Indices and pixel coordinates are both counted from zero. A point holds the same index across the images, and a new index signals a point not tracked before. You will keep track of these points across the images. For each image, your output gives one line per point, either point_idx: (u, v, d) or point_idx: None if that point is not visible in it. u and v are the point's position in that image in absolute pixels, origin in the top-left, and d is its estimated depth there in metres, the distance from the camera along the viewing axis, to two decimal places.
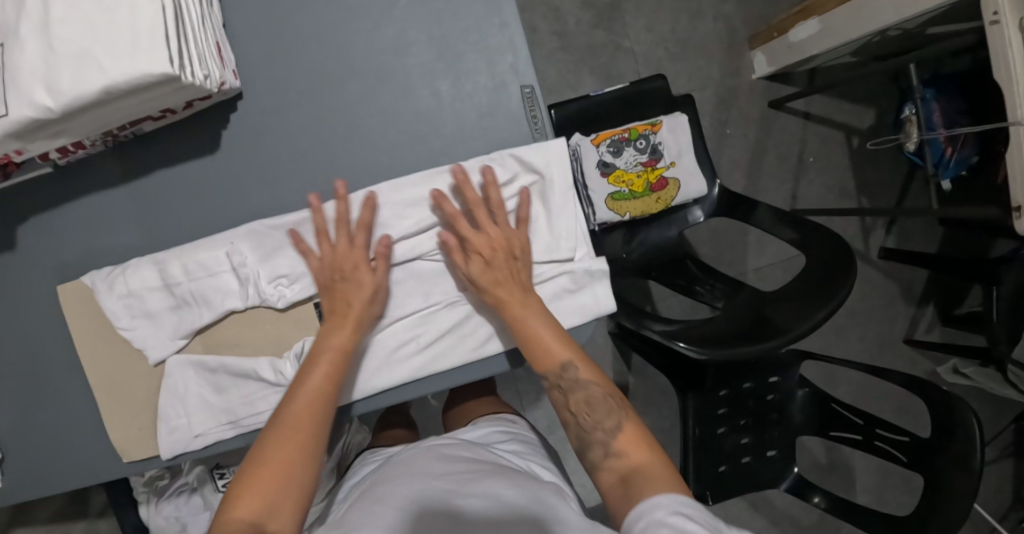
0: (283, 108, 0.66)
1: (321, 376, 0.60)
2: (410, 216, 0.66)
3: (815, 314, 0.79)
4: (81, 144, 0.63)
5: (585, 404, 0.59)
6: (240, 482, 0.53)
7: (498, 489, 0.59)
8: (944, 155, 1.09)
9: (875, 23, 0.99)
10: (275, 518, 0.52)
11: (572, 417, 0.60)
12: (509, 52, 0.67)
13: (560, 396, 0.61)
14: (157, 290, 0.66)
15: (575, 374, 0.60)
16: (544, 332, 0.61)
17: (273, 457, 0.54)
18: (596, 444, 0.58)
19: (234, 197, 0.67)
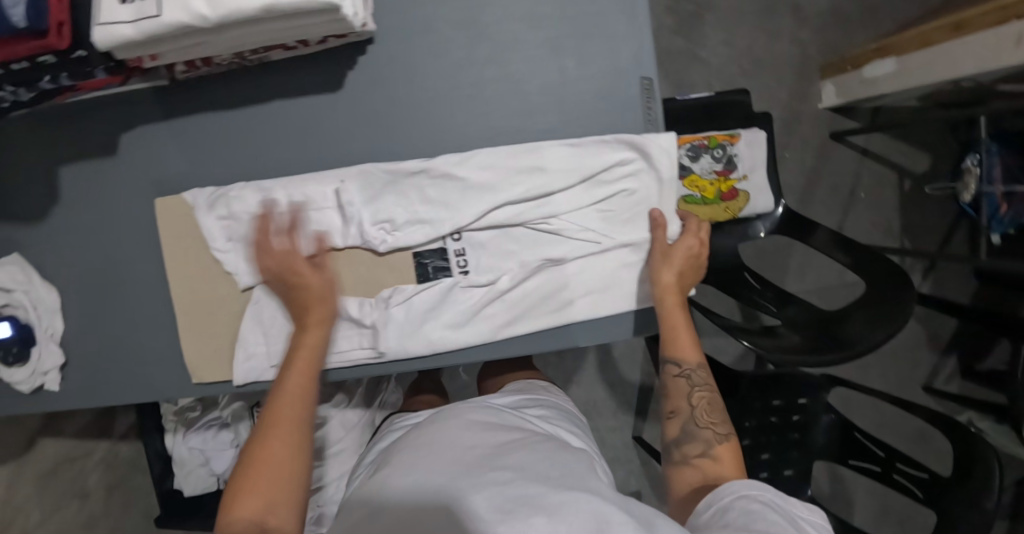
0: (410, 59, 0.67)
1: (296, 377, 0.60)
2: (518, 182, 0.68)
3: (874, 336, 0.79)
4: (211, 61, 0.64)
5: (708, 402, 0.65)
6: (235, 486, 0.53)
7: (529, 459, 0.61)
8: (999, 210, 1.09)
9: (954, 71, 1.01)
10: (275, 514, 0.52)
11: (689, 406, 0.65)
12: (635, 40, 0.69)
13: (683, 386, 0.66)
14: (258, 218, 0.68)
15: (703, 375, 0.66)
16: (685, 331, 0.67)
17: (258, 466, 0.53)
18: (702, 438, 0.62)
19: (346, 137, 0.69)
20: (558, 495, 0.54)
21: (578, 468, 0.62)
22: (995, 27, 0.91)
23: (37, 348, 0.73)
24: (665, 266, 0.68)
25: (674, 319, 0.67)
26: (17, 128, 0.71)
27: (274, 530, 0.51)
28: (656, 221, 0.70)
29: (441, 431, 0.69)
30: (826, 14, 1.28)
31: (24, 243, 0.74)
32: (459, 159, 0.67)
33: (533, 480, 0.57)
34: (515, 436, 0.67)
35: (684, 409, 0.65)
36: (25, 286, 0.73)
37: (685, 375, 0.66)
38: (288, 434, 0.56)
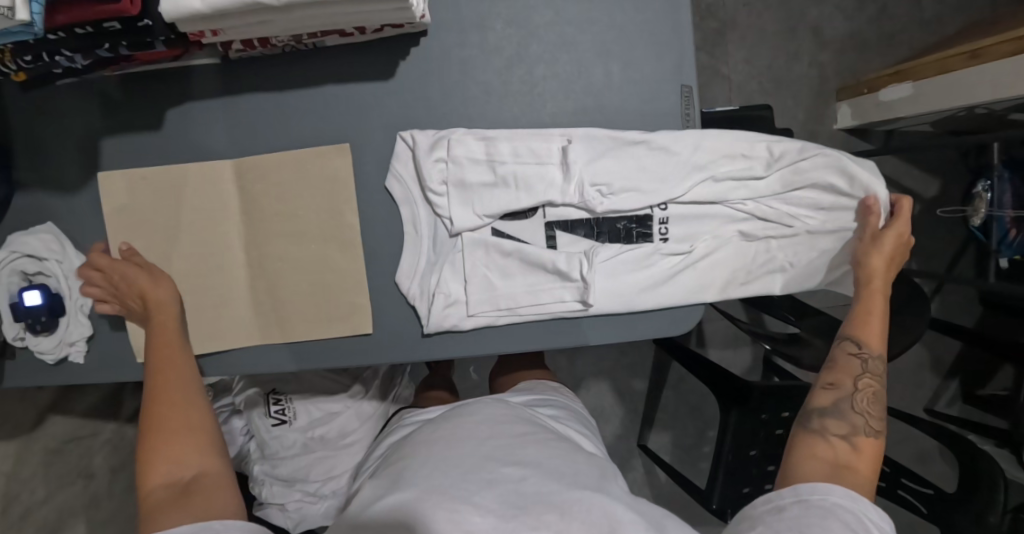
0: (462, 55, 0.70)
1: (166, 353, 0.64)
2: (722, 164, 0.73)
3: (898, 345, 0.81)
4: (268, 42, 0.65)
5: (875, 392, 0.63)
6: (144, 457, 0.57)
7: (545, 455, 0.62)
8: (1008, 235, 1.12)
9: (968, 98, 1.04)
10: (186, 469, 0.57)
11: (853, 386, 0.64)
12: (678, 48, 0.71)
13: (858, 366, 0.65)
14: (479, 164, 0.70)
15: (878, 364, 0.65)
16: (880, 314, 0.68)
17: (158, 438, 0.58)
18: (853, 421, 0.61)
19: (396, 126, 0.71)
20: (574, 494, 0.55)
21: (592, 469, 0.63)
22: (1012, 58, 0.94)
23: (66, 319, 0.73)
24: (873, 251, 0.71)
25: (870, 300, 0.69)
26: (65, 99, 0.72)
27: (193, 480, 0.56)
28: (870, 207, 0.72)
29: (454, 422, 0.67)
30: (845, 38, 1.31)
31: (58, 213, 0.74)
32: (677, 135, 0.71)
33: (549, 477, 0.58)
34: (530, 430, 0.67)
35: (847, 385, 0.64)
36: (58, 256, 0.73)
37: (862, 357, 0.65)
38: (174, 403, 0.61)
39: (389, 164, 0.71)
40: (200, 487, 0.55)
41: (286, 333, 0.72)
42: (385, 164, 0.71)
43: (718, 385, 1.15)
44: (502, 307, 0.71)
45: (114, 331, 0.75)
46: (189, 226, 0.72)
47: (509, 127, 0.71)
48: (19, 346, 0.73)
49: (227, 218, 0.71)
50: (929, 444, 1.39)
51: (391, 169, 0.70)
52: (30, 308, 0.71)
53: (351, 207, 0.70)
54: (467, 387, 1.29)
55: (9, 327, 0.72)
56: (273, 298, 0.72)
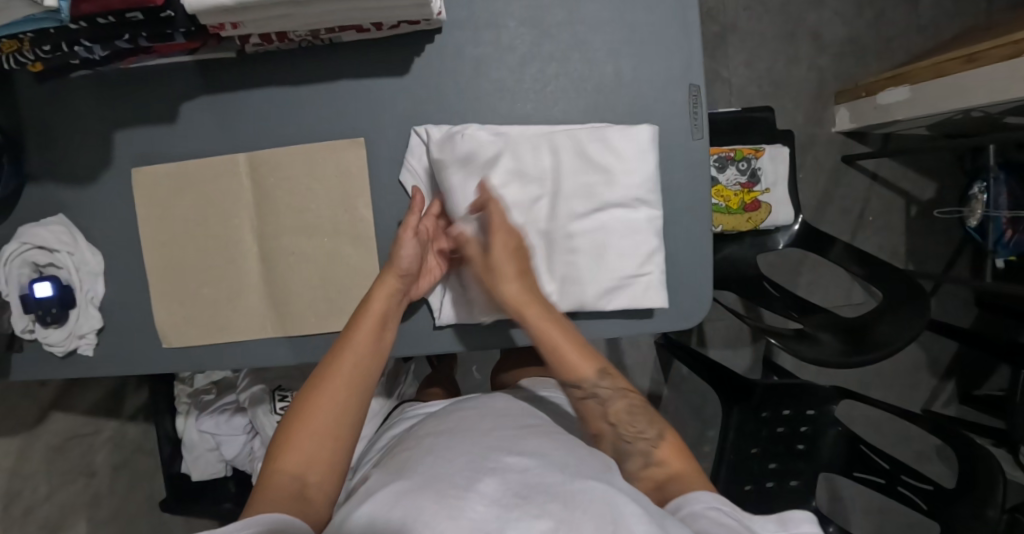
0: (475, 52, 0.71)
1: (352, 361, 0.61)
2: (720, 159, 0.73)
3: (906, 333, 0.83)
4: (284, 36, 0.66)
5: (626, 412, 0.62)
6: (280, 439, 0.56)
7: (547, 446, 0.61)
8: (1004, 235, 1.14)
9: (965, 101, 1.06)
10: (313, 473, 0.54)
11: (609, 426, 0.62)
12: (687, 48, 0.73)
13: (595, 406, 0.63)
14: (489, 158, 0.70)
15: (609, 383, 0.63)
16: (568, 342, 0.63)
17: (308, 412, 0.57)
18: (637, 453, 0.60)
19: (409, 121, 0.71)
20: (576, 483, 0.54)
21: (598, 462, 0.62)
22: (1009, 61, 0.96)
23: (76, 311, 0.73)
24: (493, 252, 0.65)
25: (549, 338, 0.63)
26: (79, 92, 0.72)
27: (310, 488, 0.54)
28: (481, 188, 0.67)
29: (459, 418, 0.68)
30: (843, 43, 1.34)
31: (70, 205, 0.74)
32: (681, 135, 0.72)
33: (550, 468, 0.57)
34: (534, 424, 0.67)
35: (606, 430, 0.62)
36: (69, 248, 0.73)
37: (591, 396, 0.63)
38: (333, 402, 0.58)
39: (404, 158, 0.71)
40: (316, 499, 0.53)
41: (296, 326, 0.72)
42: (398, 160, 0.71)
43: (719, 383, 1.18)
44: None
45: (123, 323, 0.75)
46: (163, 234, 0.72)
47: (514, 124, 0.72)
48: (27, 338, 0.73)
49: (239, 212, 0.72)
50: (927, 443, 1.40)
51: (406, 164, 0.71)
52: (42, 299, 0.71)
53: (363, 202, 0.71)
54: (468, 386, 1.29)
55: (19, 318, 0.72)
56: (283, 291, 0.72)
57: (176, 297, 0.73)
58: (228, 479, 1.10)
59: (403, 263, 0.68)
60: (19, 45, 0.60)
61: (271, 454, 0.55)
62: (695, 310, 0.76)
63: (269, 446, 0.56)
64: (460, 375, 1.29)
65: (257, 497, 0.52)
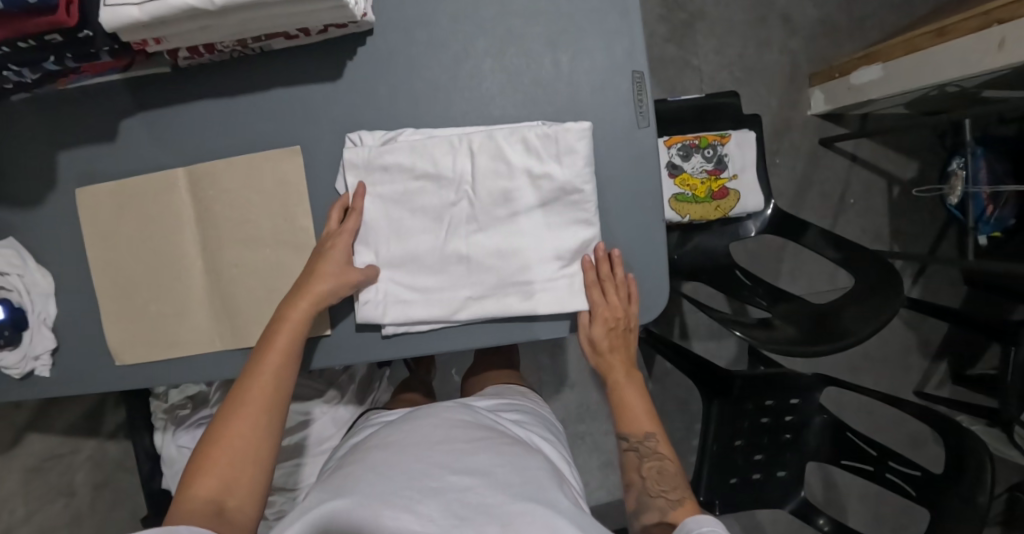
0: (411, 52, 0.70)
1: (267, 385, 0.61)
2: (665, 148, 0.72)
3: (877, 318, 0.81)
4: (213, 48, 0.66)
5: (658, 472, 0.69)
6: (198, 464, 0.57)
7: (494, 462, 0.61)
8: (985, 211, 1.13)
9: (939, 77, 1.04)
10: (233, 496, 0.56)
11: (639, 479, 0.70)
12: (627, 35, 0.71)
13: (634, 458, 0.71)
14: (425, 157, 0.68)
15: (653, 445, 0.71)
16: (636, 405, 0.74)
17: (225, 439, 0.58)
18: (656, 508, 0.67)
19: (347, 126, 0.71)
20: (517, 507, 0.55)
21: (540, 476, 0.62)
22: (979, 32, 0.94)
23: (29, 332, 0.73)
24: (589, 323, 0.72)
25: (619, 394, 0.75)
26: (19, 114, 0.73)
27: (230, 512, 0.56)
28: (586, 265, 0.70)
29: (417, 426, 0.67)
30: (816, 23, 1.31)
31: (19, 228, 0.74)
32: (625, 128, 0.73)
33: (493, 488, 0.57)
34: (480, 434, 0.66)
35: (636, 481, 0.70)
36: (19, 270, 0.73)
37: (634, 448, 0.72)
38: (251, 426, 0.59)
39: (339, 165, 0.71)
40: (235, 522, 0.55)
41: (242, 338, 0.72)
42: (337, 165, 0.71)
43: (701, 376, 1.16)
44: (456, 304, 0.70)
45: (75, 344, 0.75)
46: (106, 252, 0.72)
47: (452, 123, 0.71)
48: None
49: (182, 226, 0.72)
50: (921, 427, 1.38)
51: (341, 169, 0.70)
52: None
53: (304, 210, 0.70)
54: (448, 389, 1.29)
55: None
56: (229, 304, 0.72)
57: (125, 315, 0.73)
58: None
59: (319, 272, 0.66)
60: None
61: (186, 479, 0.57)
62: (652, 304, 0.75)
63: (186, 469, 0.57)
64: (439, 379, 1.29)
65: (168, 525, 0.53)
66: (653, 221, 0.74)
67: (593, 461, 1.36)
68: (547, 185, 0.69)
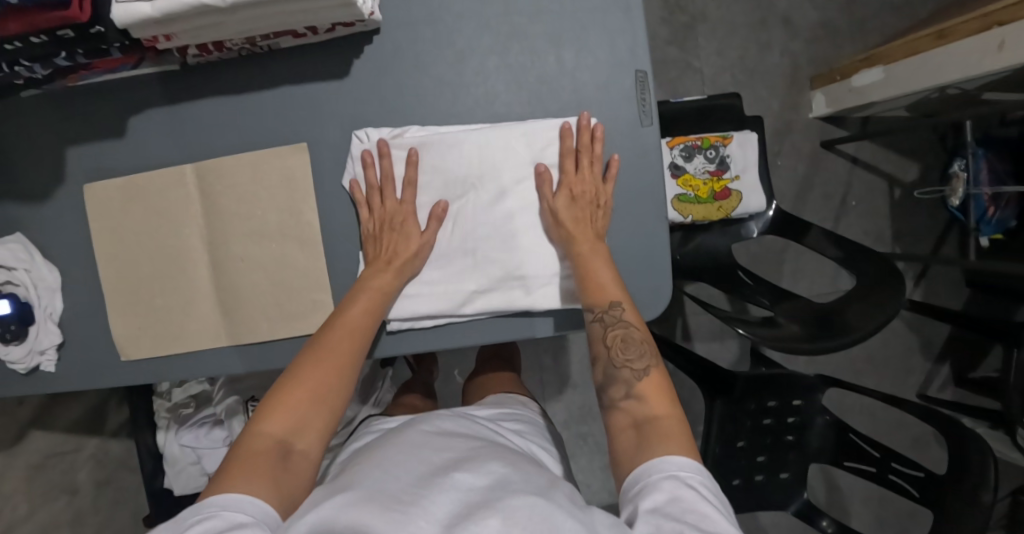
0: (416, 49, 0.71)
1: (347, 337, 0.64)
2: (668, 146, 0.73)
3: (882, 314, 0.81)
4: (222, 45, 0.66)
5: (623, 339, 0.64)
6: (274, 399, 0.59)
7: (493, 465, 0.56)
8: (986, 213, 1.13)
9: (940, 79, 1.04)
10: (302, 437, 0.58)
11: (605, 350, 0.64)
12: (630, 33, 0.72)
13: (599, 329, 0.65)
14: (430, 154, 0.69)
15: (620, 313, 0.65)
16: (606, 273, 0.67)
17: (304, 379, 0.60)
18: (621, 381, 0.62)
19: (353, 123, 0.72)
20: (517, 500, 0.50)
21: (542, 480, 0.58)
22: (979, 34, 0.95)
23: (36, 327, 0.74)
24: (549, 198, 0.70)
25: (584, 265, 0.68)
26: (28, 110, 0.73)
27: (296, 451, 0.57)
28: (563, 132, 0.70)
29: (411, 431, 0.64)
30: (817, 26, 1.31)
31: (27, 223, 0.75)
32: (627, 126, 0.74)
33: (495, 487, 0.52)
34: (476, 445, 0.63)
35: (602, 353, 0.64)
36: (27, 265, 0.73)
37: (599, 319, 0.65)
38: (330, 370, 0.62)
39: (346, 162, 0.71)
40: (300, 462, 0.57)
41: (247, 333, 0.72)
42: (342, 162, 0.71)
43: (702, 377, 1.16)
44: (462, 299, 0.71)
45: (81, 340, 0.76)
46: (113, 247, 0.73)
47: (457, 120, 0.72)
48: None
49: (188, 221, 0.72)
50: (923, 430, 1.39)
51: (347, 166, 0.71)
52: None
53: (310, 206, 0.71)
54: (450, 390, 1.29)
55: None
56: (235, 299, 0.72)
57: (130, 310, 0.73)
58: None
59: (400, 251, 0.69)
60: None
61: (260, 413, 0.58)
62: (654, 301, 0.76)
63: (261, 402, 0.59)
64: (441, 380, 1.29)
65: (233, 465, 0.55)
66: (656, 218, 0.75)
67: (596, 463, 1.36)
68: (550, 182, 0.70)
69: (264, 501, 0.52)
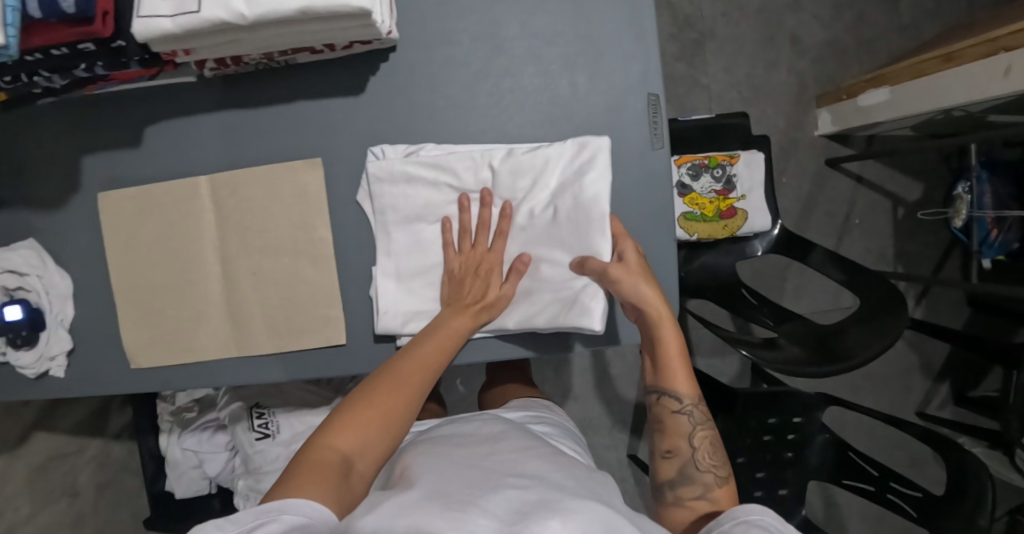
0: (432, 69, 0.72)
1: (417, 372, 0.62)
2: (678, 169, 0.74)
3: (886, 337, 0.81)
4: (240, 60, 0.67)
5: (707, 441, 0.69)
6: (337, 420, 0.57)
7: (552, 468, 0.56)
8: (989, 235, 1.14)
9: (945, 101, 1.05)
10: (360, 462, 0.55)
11: (688, 446, 0.69)
12: (642, 57, 0.73)
13: (685, 425, 0.70)
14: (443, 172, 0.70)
15: (701, 409, 0.70)
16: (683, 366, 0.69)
17: (370, 407, 0.58)
18: (701, 482, 0.67)
19: (368, 140, 0.72)
20: (587, 505, 0.50)
21: (600, 487, 0.58)
22: (985, 59, 0.96)
23: (46, 333, 0.75)
24: (642, 282, 0.65)
25: (668, 357, 0.69)
26: (44, 117, 0.74)
27: (354, 475, 0.54)
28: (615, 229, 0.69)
29: (467, 441, 0.62)
30: (824, 45, 1.32)
31: (40, 229, 0.76)
32: (638, 148, 0.75)
33: (556, 488, 0.52)
34: (535, 446, 0.62)
35: (683, 449, 0.69)
36: (38, 271, 0.74)
37: (684, 413, 0.70)
38: (398, 401, 0.60)
39: (360, 179, 0.72)
40: (356, 488, 0.53)
41: (256, 346, 0.73)
42: (356, 178, 0.72)
43: (705, 393, 1.17)
44: None
45: (90, 346, 0.76)
46: (125, 256, 0.73)
47: (469, 139, 0.73)
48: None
49: (201, 233, 0.73)
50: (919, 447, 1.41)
51: (361, 183, 0.72)
52: (11, 322, 0.73)
53: (322, 221, 0.72)
54: (453, 399, 1.30)
55: None
56: (246, 312, 0.73)
57: (140, 317, 0.74)
58: (213, 497, 1.12)
59: (483, 299, 0.69)
60: None
61: (322, 433, 0.56)
62: None
63: (324, 421, 0.57)
64: (444, 388, 1.30)
65: (291, 477, 0.51)
66: (665, 239, 0.76)
67: None
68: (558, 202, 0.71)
69: (328, 508, 0.48)
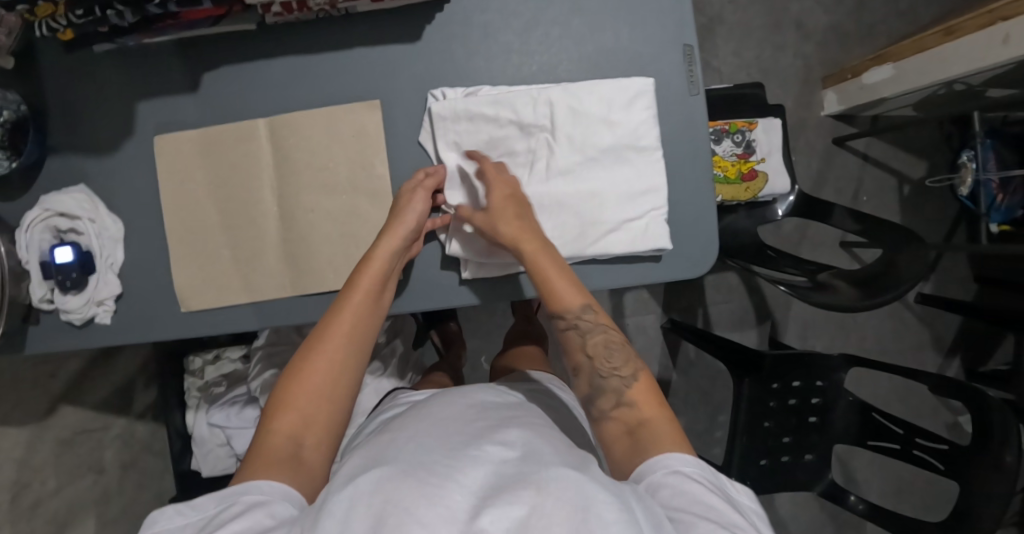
0: (484, 18, 0.75)
1: (344, 329, 0.63)
2: None
3: (920, 269, 0.85)
4: (306, 5, 0.69)
5: (603, 348, 0.62)
6: (278, 400, 0.58)
7: (527, 437, 0.55)
8: (995, 199, 1.19)
9: (947, 72, 1.11)
10: (309, 432, 0.57)
11: (586, 360, 0.63)
12: (680, 9, 0.77)
13: (576, 338, 0.64)
14: (502, 109, 0.73)
15: (592, 317, 0.63)
16: (563, 279, 0.65)
17: (303, 376, 0.59)
18: (611, 390, 0.60)
19: (424, 85, 0.75)
20: (550, 475, 0.47)
21: (577, 455, 0.55)
22: (984, 30, 1.02)
23: (95, 277, 0.74)
24: (512, 215, 0.68)
25: (546, 274, 0.65)
26: (100, 65, 0.75)
27: (304, 450, 0.56)
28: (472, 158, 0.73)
29: (442, 404, 0.62)
30: (827, 30, 1.39)
31: (93, 175, 0.76)
32: (679, 93, 0.78)
33: (527, 460, 0.51)
34: (507, 411, 0.61)
35: (584, 363, 0.63)
36: (90, 215, 0.74)
37: (572, 327, 0.64)
38: (328, 364, 0.60)
39: (421, 121, 0.75)
40: (312, 459, 0.55)
41: (313, 284, 0.74)
42: (415, 121, 0.75)
43: (729, 358, 1.19)
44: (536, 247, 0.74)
45: (138, 293, 0.76)
46: (183, 195, 0.74)
47: (519, 84, 0.76)
48: (45, 308, 0.74)
49: (259, 174, 0.74)
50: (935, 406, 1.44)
51: (422, 125, 0.75)
52: (62, 265, 0.73)
53: (380, 159, 0.74)
54: (478, 377, 1.31)
55: (38, 285, 0.73)
56: (301, 250, 0.74)
57: (195, 260, 0.74)
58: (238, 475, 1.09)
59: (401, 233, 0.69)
60: (53, 9, 0.62)
61: (268, 418, 0.57)
62: (708, 253, 0.78)
63: (267, 405, 0.58)
64: (469, 365, 1.30)
65: (248, 466, 0.53)
66: (706, 180, 0.78)
67: None
68: (611, 136, 0.74)
69: (280, 486, 0.51)
